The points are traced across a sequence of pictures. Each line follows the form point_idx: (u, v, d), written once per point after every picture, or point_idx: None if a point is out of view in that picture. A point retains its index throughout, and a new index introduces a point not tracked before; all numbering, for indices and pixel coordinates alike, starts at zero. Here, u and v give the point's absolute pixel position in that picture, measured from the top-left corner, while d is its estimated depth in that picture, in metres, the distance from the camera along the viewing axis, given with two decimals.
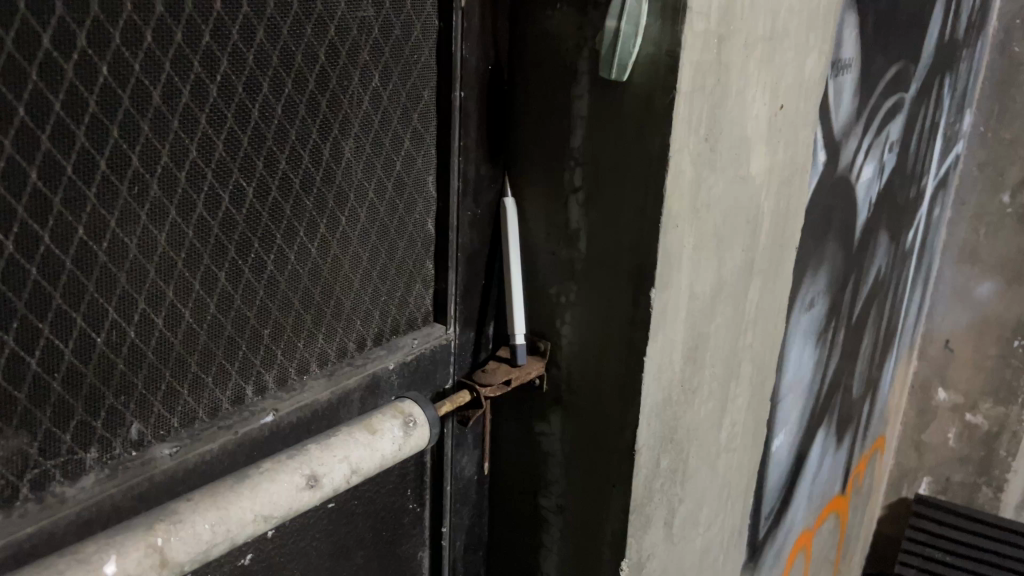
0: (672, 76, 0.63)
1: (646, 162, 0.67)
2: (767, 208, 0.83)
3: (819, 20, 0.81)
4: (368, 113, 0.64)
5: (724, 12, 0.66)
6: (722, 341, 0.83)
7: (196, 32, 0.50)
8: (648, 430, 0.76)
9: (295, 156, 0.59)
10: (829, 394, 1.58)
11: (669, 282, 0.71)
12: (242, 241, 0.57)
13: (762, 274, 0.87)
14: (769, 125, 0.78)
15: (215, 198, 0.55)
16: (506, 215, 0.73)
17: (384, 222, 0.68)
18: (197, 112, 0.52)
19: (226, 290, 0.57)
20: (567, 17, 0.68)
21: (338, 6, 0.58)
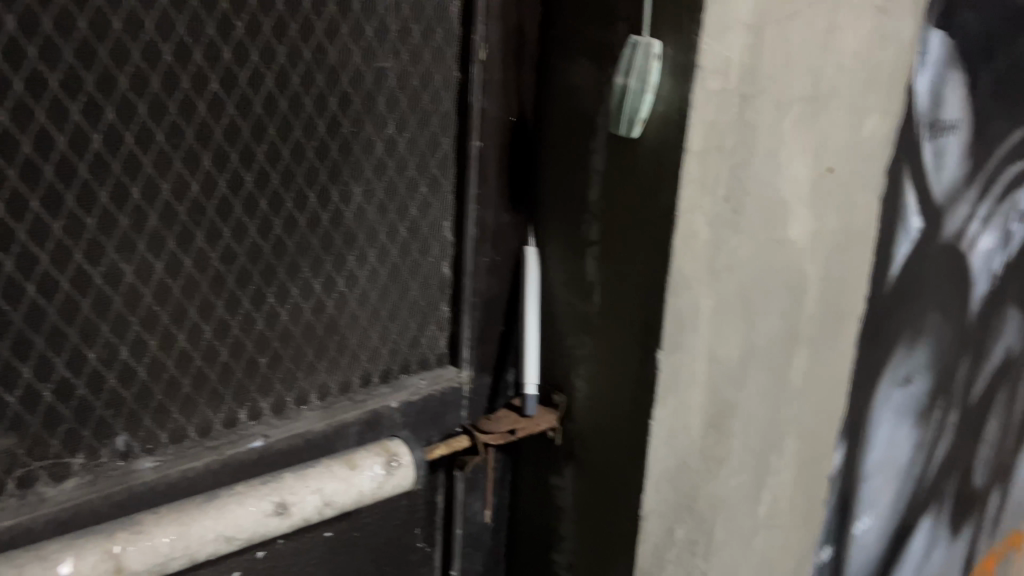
0: (680, 134, 0.62)
1: (655, 221, 0.65)
2: (813, 274, 0.78)
3: (879, 80, 0.77)
4: (382, 158, 0.66)
5: (748, 70, 0.64)
6: (755, 411, 0.79)
7: (203, 79, 0.55)
8: (657, 496, 0.73)
9: (301, 196, 0.62)
10: (940, 480, 1.45)
11: (681, 344, 0.69)
12: (241, 273, 0.61)
13: (809, 344, 0.82)
14: (813, 188, 0.74)
15: (215, 231, 0.58)
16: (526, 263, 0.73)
17: (395, 264, 0.70)
18: (200, 152, 0.56)
19: (224, 318, 0.60)
20: (588, 72, 0.68)
21: (352, 58, 0.62)
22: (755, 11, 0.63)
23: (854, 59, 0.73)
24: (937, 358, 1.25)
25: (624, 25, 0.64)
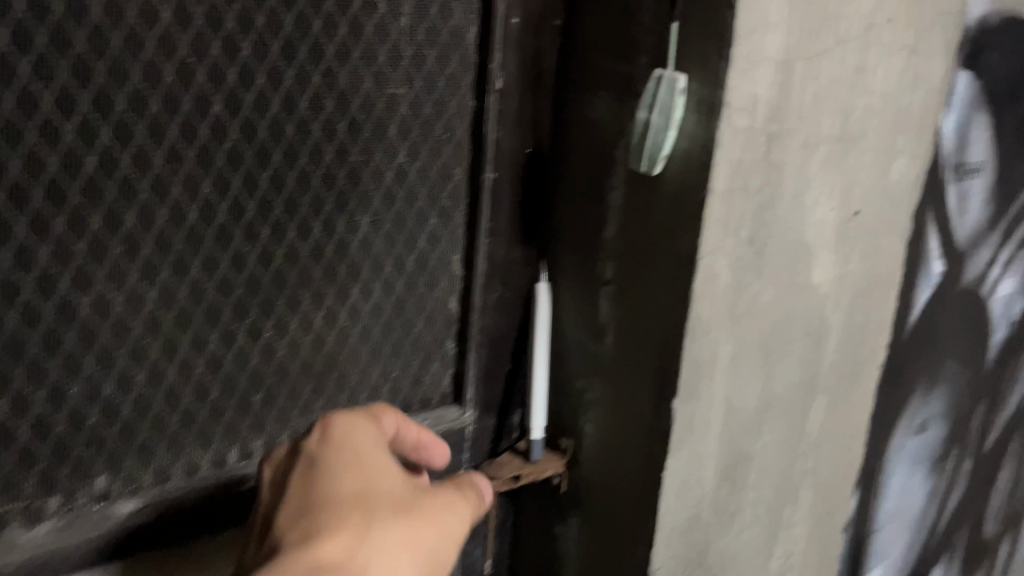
0: (703, 174, 0.59)
1: (674, 263, 0.62)
2: (835, 321, 0.75)
3: (909, 121, 0.74)
4: (390, 188, 0.63)
5: (775, 109, 0.61)
6: (771, 462, 0.76)
7: (207, 101, 0.52)
8: (666, 552, 0.69)
9: (305, 226, 0.59)
10: (952, 530, 1.40)
11: (698, 393, 0.65)
12: (238, 305, 0.58)
13: (829, 392, 0.78)
14: (839, 232, 0.71)
15: (212, 260, 0.55)
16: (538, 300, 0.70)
17: (400, 298, 0.66)
18: (200, 177, 0.53)
19: (217, 353, 0.57)
20: (607, 104, 0.65)
21: (363, 83, 0.59)
22: (784, 47, 0.60)
23: (884, 99, 0.70)
24: (953, 405, 1.21)
25: (647, 57, 0.62)
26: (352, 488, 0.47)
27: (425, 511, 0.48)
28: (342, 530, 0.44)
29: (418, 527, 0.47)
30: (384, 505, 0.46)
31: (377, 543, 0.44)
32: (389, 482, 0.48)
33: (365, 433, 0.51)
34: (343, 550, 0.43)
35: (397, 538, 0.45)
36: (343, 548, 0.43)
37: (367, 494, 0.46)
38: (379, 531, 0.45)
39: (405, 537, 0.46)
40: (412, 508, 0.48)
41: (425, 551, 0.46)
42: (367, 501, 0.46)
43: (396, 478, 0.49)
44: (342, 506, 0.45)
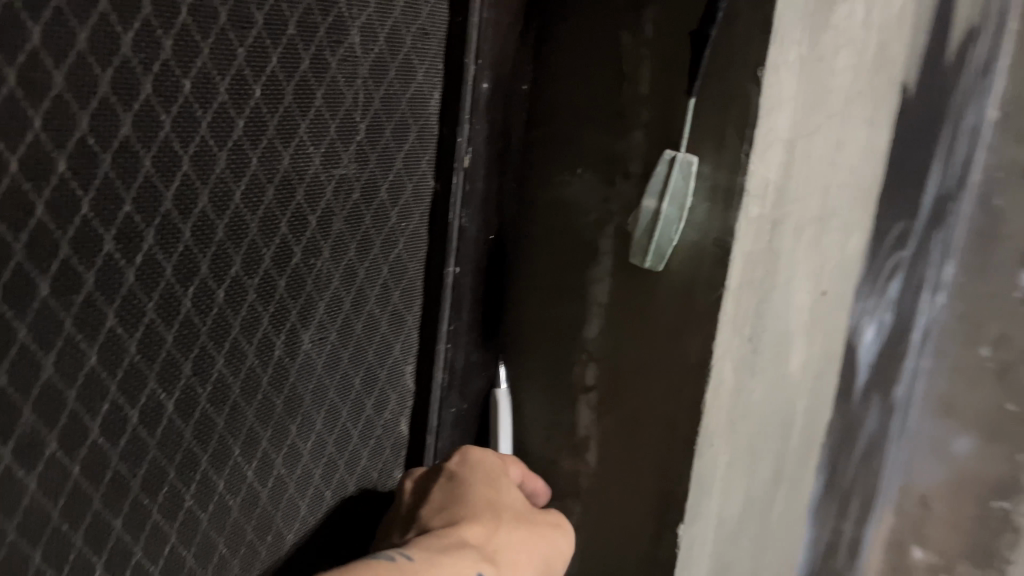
0: (719, 272, 0.51)
1: (681, 371, 0.53)
2: (801, 407, 0.70)
3: (863, 194, 0.71)
4: (338, 294, 0.50)
5: (781, 192, 0.55)
6: (745, 567, 0.69)
7: (112, 200, 0.38)
8: None
9: (236, 353, 0.45)
10: None
11: (699, 513, 0.57)
12: (152, 473, 0.42)
13: (790, 481, 0.73)
14: (811, 314, 0.66)
15: (118, 416, 0.40)
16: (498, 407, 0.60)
17: (345, 428, 0.53)
18: (103, 306, 0.39)
19: (122, 543, 0.42)
20: (589, 184, 0.56)
21: (310, 165, 0.46)
22: (791, 125, 0.54)
23: (850, 175, 0.66)
24: None
25: (642, 132, 0.53)
26: (485, 491, 0.53)
27: (540, 530, 0.53)
28: (478, 523, 0.50)
29: (533, 543, 0.52)
30: (510, 516, 0.52)
31: (503, 542, 0.50)
32: (518, 498, 0.54)
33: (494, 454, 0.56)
34: (479, 541, 0.49)
35: (524, 540, 0.51)
36: (478, 536, 0.49)
37: (497, 504, 0.52)
38: (508, 531, 0.51)
39: (525, 544, 0.51)
40: (531, 521, 0.53)
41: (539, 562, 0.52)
42: (497, 506, 0.52)
43: (517, 495, 0.55)
44: (476, 507, 0.51)
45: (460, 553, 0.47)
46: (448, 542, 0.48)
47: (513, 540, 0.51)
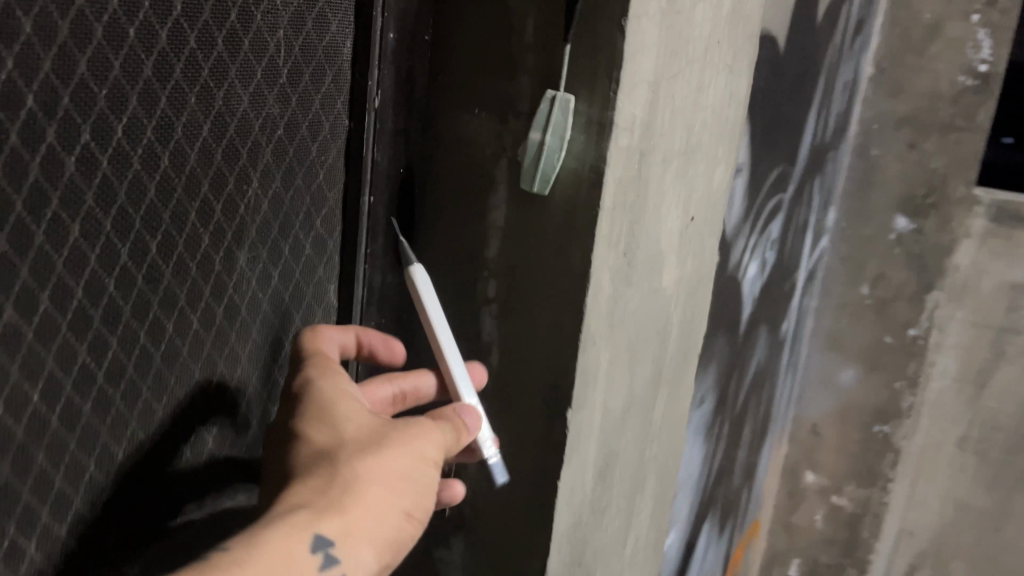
0: (595, 193, 0.61)
1: (565, 278, 0.63)
2: (675, 319, 0.81)
3: (726, 133, 0.81)
4: (267, 218, 0.58)
5: (646, 127, 0.65)
6: (630, 456, 0.80)
7: (74, 129, 0.43)
8: (558, 557, 0.70)
9: (182, 266, 0.52)
10: (715, 484, 1.56)
11: (585, 401, 0.68)
12: (113, 367, 0.49)
13: (669, 385, 0.85)
14: (680, 237, 0.77)
15: (84, 318, 0.46)
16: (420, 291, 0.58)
17: (274, 335, 0.62)
18: (67, 223, 0.44)
19: (91, 425, 0.49)
20: (484, 123, 0.64)
21: (240, 104, 0.53)
22: (654, 69, 0.63)
23: (713, 116, 0.77)
24: (719, 377, 1.36)
25: (528, 76, 0.61)
26: (326, 434, 0.47)
27: (396, 446, 0.47)
28: (312, 476, 0.45)
29: (393, 464, 0.47)
30: (354, 447, 0.47)
31: (349, 482, 0.45)
32: (366, 422, 0.49)
33: (323, 382, 0.51)
34: (316, 495, 0.44)
35: (375, 468, 0.46)
36: (315, 490, 0.44)
37: (337, 442, 0.47)
38: (352, 467, 0.45)
39: (380, 471, 0.46)
40: (385, 442, 0.48)
41: (404, 482, 0.47)
42: (335, 448, 0.47)
43: (367, 418, 0.49)
44: (314, 459, 0.46)
45: (284, 519, 0.41)
46: (278, 515, 0.42)
47: (365, 475, 0.45)
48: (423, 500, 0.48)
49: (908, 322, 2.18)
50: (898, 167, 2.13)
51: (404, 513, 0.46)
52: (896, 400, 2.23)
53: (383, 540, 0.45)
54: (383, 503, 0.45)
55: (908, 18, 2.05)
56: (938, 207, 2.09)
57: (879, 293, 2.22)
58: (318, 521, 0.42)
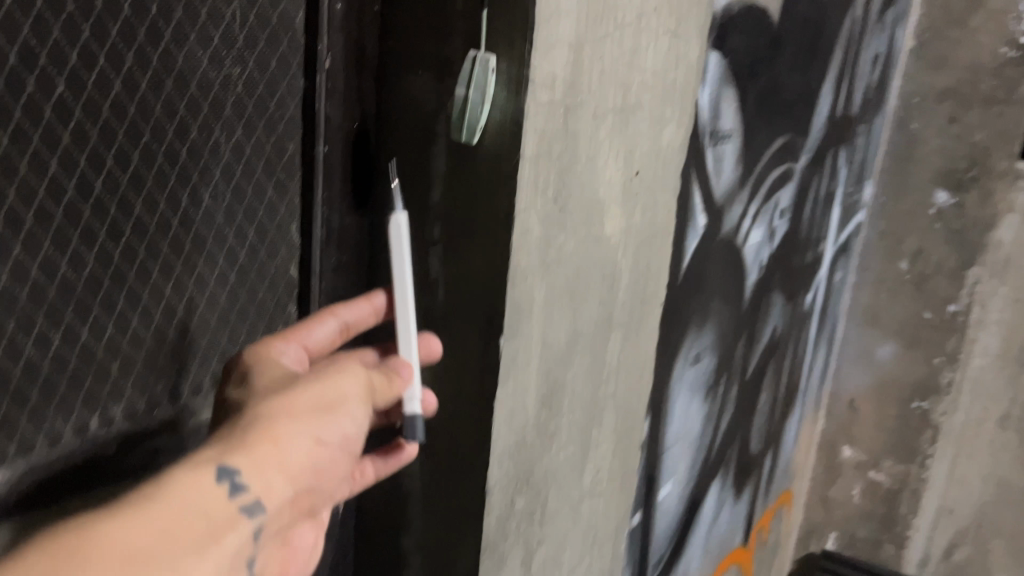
0: (515, 142, 0.69)
1: (495, 221, 0.72)
2: (625, 266, 0.88)
3: (674, 95, 0.88)
4: (230, 163, 0.68)
5: (570, 85, 0.72)
6: (580, 390, 0.88)
7: (50, 81, 0.54)
8: (500, 471, 0.79)
9: (151, 200, 0.62)
10: (725, 445, 1.61)
11: (519, 331, 0.76)
12: (92, 279, 0.60)
13: (623, 328, 0.92)
14: (624, 189, 0.84)
15: (64, 236, 0.57)
16: (395, 232, 0.67)
17: (244, 265, 0.72)
18: (47, 158, 0.55)
19: (74, 325, 0.59)
20: (426, 82, 0.73)
21: (200, 64, 0.63)
22: (575, 32, 0.71)
23: (655, 77, 0.83)
24: (720, 338, 1.42)
25: (460, 40, 0.70)
26: (239, 392, 0.58)
27: (302, 387, 0.57)
28: (226, 423, 0.55)
29: (298, 401, 0.56)
30: (262, 396, 0.57)
31: (258, 420, 0.55)
32: (277, 377, 0.59)
33: (253, 350, 0.62)
34: (229, 434, 0.54)
35: (280, 407, 0.56)
36: (228, 431, 0.54)
37: (251, 394, 0.57)
38: (261, 407, 0.55)
39: (286, 409, 0.56)
40: (292, 386, 0.58)
41: (309, 414, 0.57)
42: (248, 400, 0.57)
43: (280, 372, 0.60)
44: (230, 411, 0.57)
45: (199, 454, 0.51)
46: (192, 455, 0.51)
47: (271, 414, 0.55)
48: (332, 427, 0.57)
49: (947, 298, 2.17)
50: (939, 141, 2.11)
51: (315, 440, 0.56)
52: (934, 376, 2.22)
53: (291, 467, 0.56)
54: (288, 435, 0.55)
55: None
56: (980, 181, 2.07)
57: (918, 268, 2.21)
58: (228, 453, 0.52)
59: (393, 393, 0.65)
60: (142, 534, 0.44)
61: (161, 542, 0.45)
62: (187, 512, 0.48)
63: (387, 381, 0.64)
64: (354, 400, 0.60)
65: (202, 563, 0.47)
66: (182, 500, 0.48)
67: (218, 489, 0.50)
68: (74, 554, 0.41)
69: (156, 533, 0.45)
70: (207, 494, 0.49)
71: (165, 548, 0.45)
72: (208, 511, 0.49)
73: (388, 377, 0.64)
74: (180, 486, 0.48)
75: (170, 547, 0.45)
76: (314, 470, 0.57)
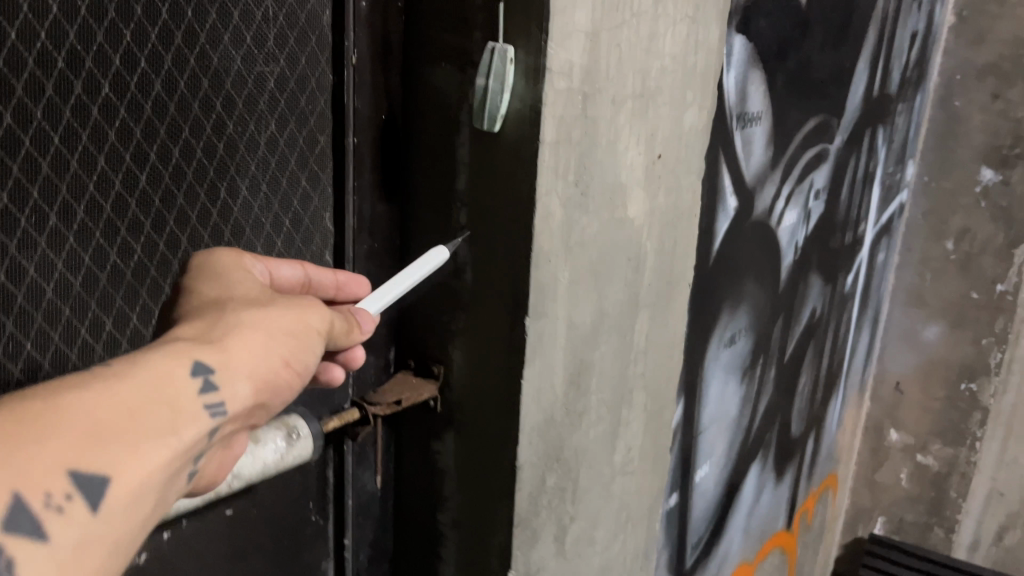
0: (535, 129, 0.72)
1: (517, 206, 0.75)
2: (649, 248, 0.90)
3: (695, 79, 0.89)
4: (265, 156, 0.71)
5: (587, 72, 0.75)
6: (608, 370, 0.90)
7: (96, 83, 0.57)
8: (529, 448, 0.82)
9: (192, 192, 0.66)
10: (764, 427, 1.62)
11: (545, 312, 0.78)
12: (138, 268, 0.64)
13: (650, 309, 0.94)
14: (646, 173, 0.86)
15: (112, 228, 0.61)
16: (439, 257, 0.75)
17: (281, 254, 0.75)
18: (95, 155, 0.58)
19: (123, 310, 0.63)
20: (449, 73, 0.76)
21: (234, 63, 0.66)
22: (591, 21, 0.73)
23: (673, 61, 0.85)
24: (755, 321, 1.42)
25: (480, 33, 0.73)
26: (212, 289, 0.57)
27: (282, 306, 0.56)
28: (196, 320, 0.53)
29: (272, 315, 0.55)
30: (238, 305, 0.55)
31: (231, 326, 0.53)
32: (252, 291, 0.58)
33: (230, 255, 0.60)
34: (198, 332, 0.52)
35: (257, 319, 0.55)
36: (200, 329, 0.53)
37: (226, 298, 0.56)
38: (236, 315, 0.54)
39: (264, 323, 0.55)
40: (270, 304, 0.56)
41: (287, 335, 0.55)
42: (223, 303, 0.56)
43: (258, 288, 0.58)
44: (206, 307, 0.55)
45: (169, 342, 0.50)
46: (165, 344, 0.50)
47: (248, 322, 0.54)
48: (308, 352, 0.57)
49: (995, 278, 2.13)
50: (982, 118, 2.07)
51: (284, 357, 0.55)
52: (983, 356, 2.19)
53: (259, 377, 0.54)
54: (258, 346, 0.54)
55: None
56: None
57: (964, 248, 2.17)
58: (201, 349, 0.50)
59: (349, 341, 0.64)
60: (111, 408, 0.43)
61: (127, 418, 0.44)
62: (157, 399, 0.46)
63: (349, 327, 0.63)
64: (325, 336, 0.59)
65: (166, 449, 0.45)
66: (152, 384, 0.46)
67: (192, 382, 0.48)
68: (47, 416, 0.41)
69: (122, 410, 0.44)
70: (173, 384, 0.47)
71: (131, 426, 0.44)
72: (178, 402, 0.47)
73: (350, 326, 0.63)
74: (154, 370, 0.47)
75: (134, 425, 0.44)
76: (277, 388, 0.55)
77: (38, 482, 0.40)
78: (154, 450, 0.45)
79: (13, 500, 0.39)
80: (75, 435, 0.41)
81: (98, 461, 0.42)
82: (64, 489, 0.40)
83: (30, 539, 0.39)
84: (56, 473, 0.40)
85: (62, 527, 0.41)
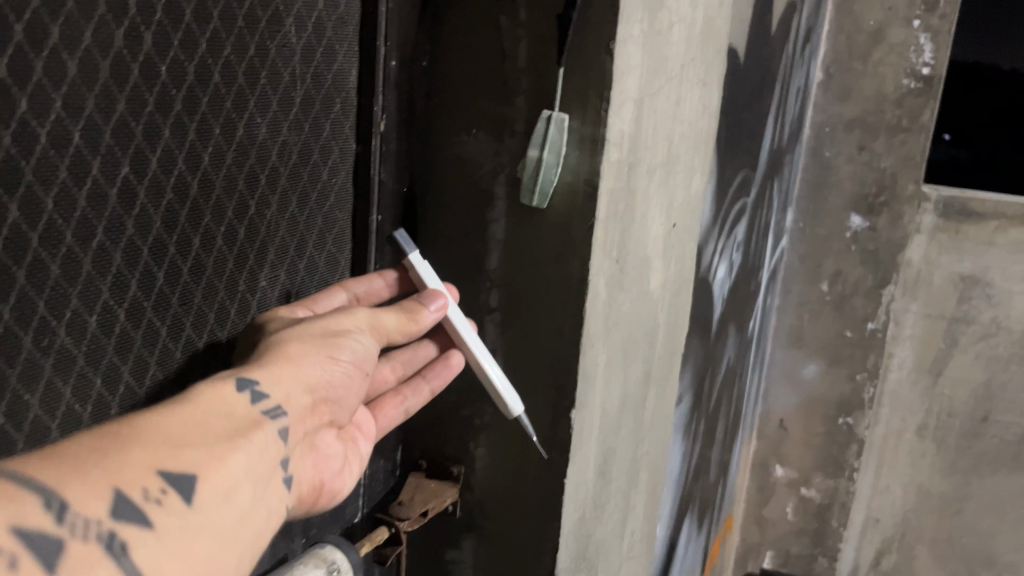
0: (590, 205, 0.65)
1: (564, 287, 0.67)
2: (661, 320, 0.86)
3: (700, 144, 0.86)
4: (284, 241, 0.61)
5: (632, 142, 0.69)
6: (625, 453, 0.84)
7: (115, 162, 0.46)
8: (566, 551, 0.74)
9: (211, 290, 0.56)
10: (694, 480, 1.62)
11: (586, 401, 0.71)
12: (153, 385, 0.53)
13: (656, 383, 0.89)
14: (664, 243, 0.82)
15: (127, 341, 0.50)
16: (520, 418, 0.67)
17: None
18: (111, 249, 0.47)
19: None
20: (482, 142, 0.68)
21: (259, 132, 0.57)
22: (639, 88, 0.68)
23: (689, 127, 0.82)
24: (694, 376, 1.42)
25: (523, 99, 0.65)
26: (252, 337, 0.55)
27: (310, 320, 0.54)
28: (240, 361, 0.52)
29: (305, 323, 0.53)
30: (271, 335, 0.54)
31: (268, 350, 0.52)
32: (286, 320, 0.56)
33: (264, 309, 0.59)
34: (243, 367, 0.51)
35: (291, 338, 0.52)
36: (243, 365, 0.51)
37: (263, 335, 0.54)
38: (271, 342, 0.52)
39: (299, 340, 0.53)
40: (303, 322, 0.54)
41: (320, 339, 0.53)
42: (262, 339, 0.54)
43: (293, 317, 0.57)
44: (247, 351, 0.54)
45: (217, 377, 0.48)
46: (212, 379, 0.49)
47: (282, 342, 0.52)
48: (352, 348, 0.54)
49: (865, 317, 2.26)
50: (850, 168, 2.21)
51: (328, 355, 0.53)
52: (858, 391, 2.30)
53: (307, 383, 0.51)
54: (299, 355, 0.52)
55: (852, 26, 2.13)
56: (889, 205, 2.18)
57: (837, 290, 2.29)
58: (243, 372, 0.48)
59: (415, 330, 0.59)
60: (178, 422, 0.41)
61: (195, 432, 0.42)
62: (217, 412, 0.44)
63: (405, 318, 0.58)
64: (367, 332, 0.56)
65: (239, 451, 0.43)
66: (209, 402, 0.44)
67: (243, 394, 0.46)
68: (129, 428, 0.39)
69: (191, 425, 0.42)
70: (228, 398, 0.45)
71: (202, 436, 0.42)
72: (235, 413, 0.45)
73: (405, 316, 0.58)
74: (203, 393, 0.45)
75: (205, 438, 0.42)
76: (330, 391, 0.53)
77: (134, 479, 0.37)
78: (228, 454, 0.43)
79: (114, 495, 0.36)
80: (156, 438, 0.39)
81: (179, 461, 0.39)
82: (158, 484, 0.38)
83: (139, 529, 0.36)
84: (145, 472, 0.37)
85: (165, 523, 0.38)
